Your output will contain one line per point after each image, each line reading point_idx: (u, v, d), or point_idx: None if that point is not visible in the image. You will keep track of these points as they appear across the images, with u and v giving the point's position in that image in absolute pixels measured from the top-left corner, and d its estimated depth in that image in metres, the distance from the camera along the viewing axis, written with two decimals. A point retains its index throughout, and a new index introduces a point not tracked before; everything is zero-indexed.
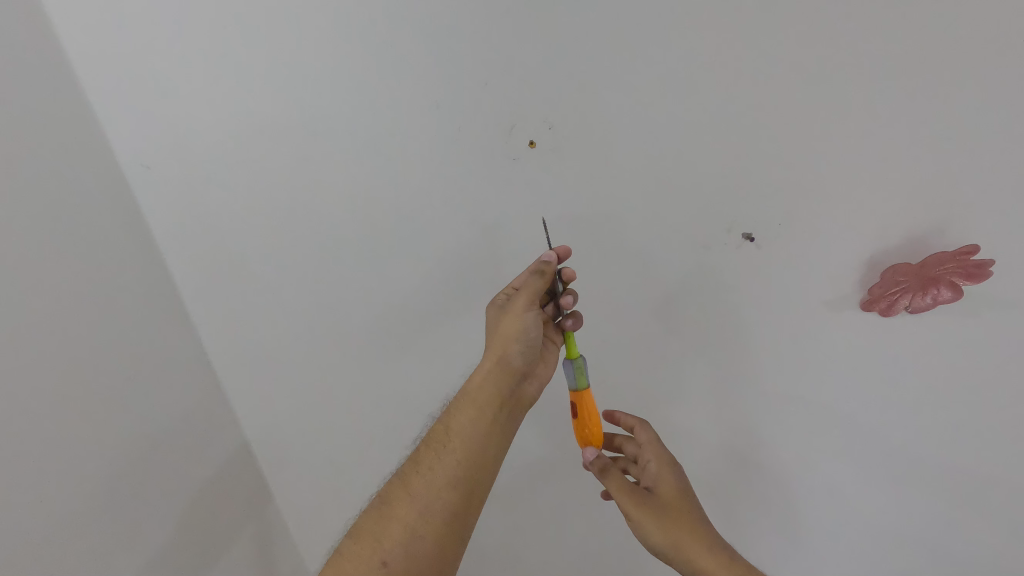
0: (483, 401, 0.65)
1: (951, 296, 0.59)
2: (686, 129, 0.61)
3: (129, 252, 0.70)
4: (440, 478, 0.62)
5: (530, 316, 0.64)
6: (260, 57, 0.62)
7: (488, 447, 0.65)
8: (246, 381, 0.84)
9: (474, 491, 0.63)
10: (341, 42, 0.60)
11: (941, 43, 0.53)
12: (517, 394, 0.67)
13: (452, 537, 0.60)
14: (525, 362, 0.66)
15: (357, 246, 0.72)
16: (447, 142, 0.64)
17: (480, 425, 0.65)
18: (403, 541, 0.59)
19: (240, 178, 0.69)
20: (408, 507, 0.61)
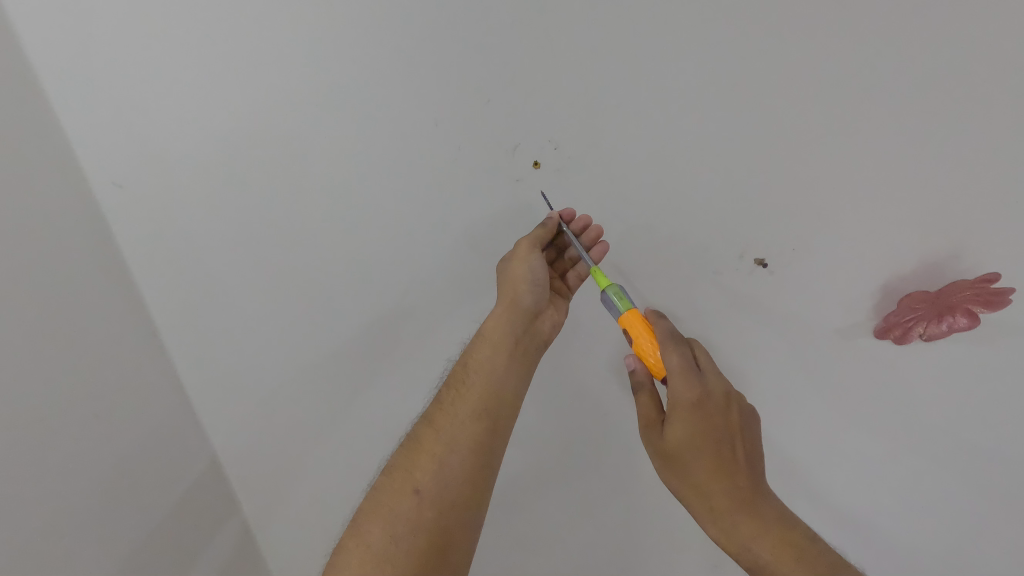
0: (498, 341, 0.63)
1: (967, 323, 0.57)
2: (698, 151, 0.58)
3: (102, 284, 0.65)
4: (462, 415, 0.61)
5: (537, 259, 0.61)
6: (244, 59, 0.56)
7: (507, 385, 0.63)
8: (226, 415, 0.78)
9: (498, 424, 0.61)
10: (333, 47, 0.56)
11: (967, 70, 0.51)
12: (531, 334, 0.64)
13: (482, 471, 0.59)
14: (539, 303, 0.63)
15: (349, 271, 0.67)
16: (447, 163, 0.61)
17: (498, 362, 0.63)
18: (433, 475, 0.57)
19: (222, 196, 0.63)
20: (435, 442, 0.60)
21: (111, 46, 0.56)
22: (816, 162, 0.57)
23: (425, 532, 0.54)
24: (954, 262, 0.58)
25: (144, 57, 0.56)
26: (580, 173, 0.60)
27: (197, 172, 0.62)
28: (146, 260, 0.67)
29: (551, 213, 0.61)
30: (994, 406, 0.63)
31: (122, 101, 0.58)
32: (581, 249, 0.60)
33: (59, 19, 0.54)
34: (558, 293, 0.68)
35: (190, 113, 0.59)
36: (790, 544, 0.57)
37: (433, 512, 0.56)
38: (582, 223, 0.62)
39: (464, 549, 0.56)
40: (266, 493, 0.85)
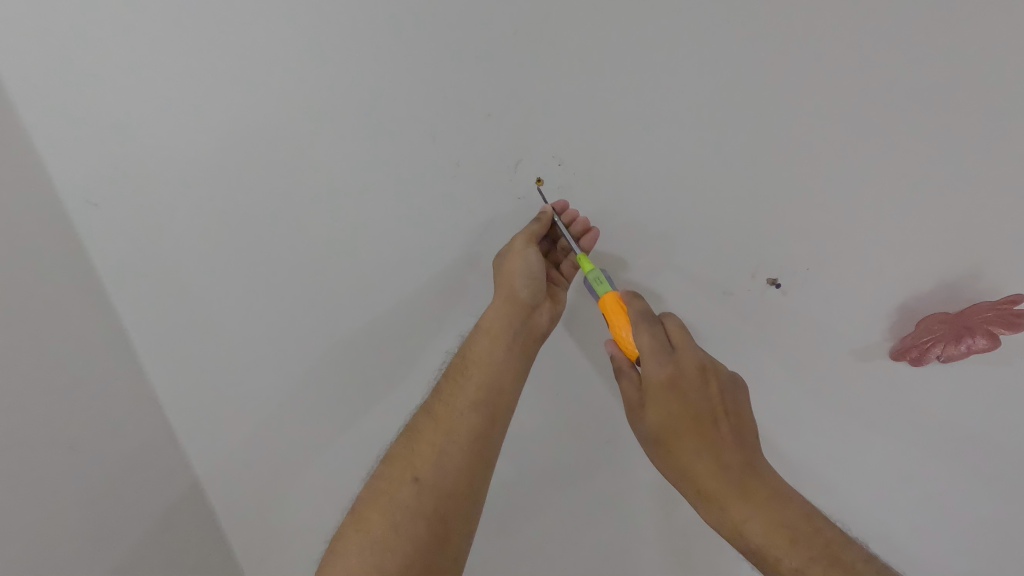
0: (496, 334, 0.60)
1: (987, 345, 0.54)
2: (712, 169, 0.55)
3: (80, 317, 0.60)
4: (462, 406, 0.59)
5: (533, 253, 0.57)
6: (226, 67, 0.53)
7: (508, 376, 0.60)
8: (212, 454, 0.74)
9: (497, 416, 0.59)
10: (322, 57, 0.53)
11: (993, 86, 0.49)
12: (531, 326, 0.61)
13: (483, 460, 0.57)
14: (538, 295, 0.60)
15: (345, 298, 0.64)
16: (447, 182, 0.58)
17: (498, 354, 0.60)
18: (432, 465, 0.55)
19: (207, 216, 0.59)
20: (433, 432, 0.58)
21: (81, 57, 0.52)
22: (833, 181, 0.54)
23: (425, 522, 0.52)
24: (976, 283, 0.56)
25: (117, 68, 0.53)
26: (586, 190, 0.58)
27: (180, 193, 0.58)
28: (127, 289, 0.63)
29: (546, 207, 0.58)
30: (1011, 423, 0.61)
31: (95, 116, 0.54)
32: (572, 239, 0.57)
33: (26, 28, 0.50)
34: (554, 284, 0.64)
35: (170, 128, 0.55)
36: (794, 534, 0.50)
37: (434, 502, 0.54)
38: (574, 218, 0.59)
39: (461, 541, 0.54)
40: (258, 535, 0.80)
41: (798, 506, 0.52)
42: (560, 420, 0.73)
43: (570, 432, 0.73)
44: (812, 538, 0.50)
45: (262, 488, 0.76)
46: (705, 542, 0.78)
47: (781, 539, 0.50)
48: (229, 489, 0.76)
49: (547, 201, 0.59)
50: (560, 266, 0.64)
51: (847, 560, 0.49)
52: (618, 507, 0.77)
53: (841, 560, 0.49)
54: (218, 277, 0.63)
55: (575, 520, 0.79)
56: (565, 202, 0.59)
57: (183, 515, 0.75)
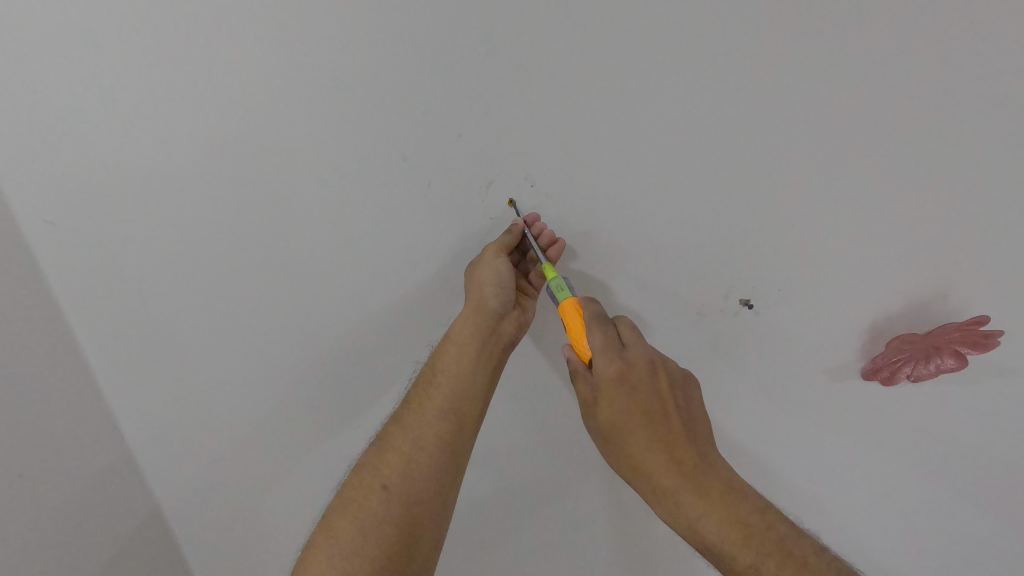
0: (466, 344, 0.58)
1: (954, 364, 0.55)
2: (684, 190, 0.55)
3: (35, 341, 0.58)
4: (431, 415, 0.57)
5: (502, 263, 0.56)
6: (186, 75, 0.51)
7: (478, 386, 0.58)
8: (178, 484, 0.71)
9: (467, 424, 0.58)
10: (287, 70, 0.51)
11: (954, 109, 0.49)
12: (500, 334, 0.60)
13: (451, 468, 0.55)
14: (508, 304, 0.59)
15: (316, 321, 0.62)
16: (418, 201, 0.57)
17: (467, 364, 0.58)
18: (400, 475, 0.54)
19: (172, 235, 0.58)
20: (401, 441, 0.56)
21: (33, 66, 0.50)
22: (803, 202, 0.55)
23: (395, 532, 0.51)
24: (945, 303, 0.57)
25: (71, 77, 0.50)
26: (558, 211, 0.58)
27: (143, 210, 0.56)
28: (85, 315, 0.61)
29: (517, 221, 0.58)
30: (981, 442, 0.62)
31: (51, 129, 0.52)
32: (537, 250, 0.56)
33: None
34: (524, 294, 0.63)
35: (131, 142, 0.54)
36: (750, 530, 0.48)
37: (405, 512, 0.52)
38: (546, 237, 0.58)
39: (431, 548, 0.52)
40: (225, 565, 0.77)
41: (751, 500, 0.50)
42: (535, 440, 0.72)
43: (546, 452, 0.73)
44: (767, 533, 0.48)
45: (232, 515, 0.74)
46: (682, 564, 0.78)
47: (736, 536, 0.48)
48: (197, 519, 0.74)
49: (519, 214, 0.58)
50: (528, 276, 0.63)
51: (799, 554, 0.47)
52: (594, 528, 0.77)
53: (794, 556, 0.47)
54: (186, 299, 0.61)
55: (550, 540, 0.78)
56: (537, 215, 0.58)
57: (147, 545, 0.72)
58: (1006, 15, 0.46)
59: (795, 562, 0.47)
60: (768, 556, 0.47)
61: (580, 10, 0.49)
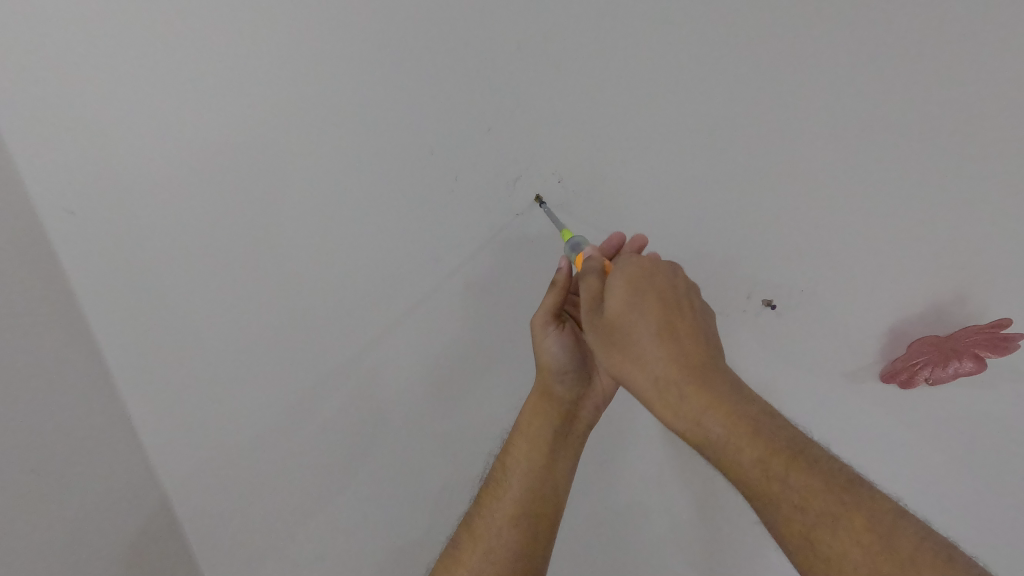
0: (534, 440, 0.60)
1: (973, 367, 0.56)
2: (711, 189, 0.55)
3: (53, 332, 0.57)
4: (500, 519, 0.57)
5: (552, 339, 0.58)
6: (216, 64, 0.51)
7: (553, 475, 0.59)
8: (191, 486, 0.69)
9: (541, 524, 0.57)
10: (316, 60, 0.51)
11: (976, 111, 0.50)
12: (571, 422, 0.61)
13: (525, 552, 0.55)
14: (573, 389, 0.61)
15: (336, 316, 0.62)
16: (445, 195, 0.56)
17: (537, 457, 0.59)
18: (472, 562, 0.55)
19: (193, 225, 0.57)
20: (476, 529, 0.57)
21: (61, 51, 0.50)
22: (828, 203, 0.55)
23: None
24: (964, 306, 0.57)
25: (100, 63, 0.51)
26: (585, 210, 0.57)
27: (167, 203, 0.56)
28: (101, 307, 0.60)
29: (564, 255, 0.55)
30: (997, 445, 0.62)
31: (76, 119, 0.52)
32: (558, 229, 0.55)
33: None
34: None
35: (159, 133, 0.53)
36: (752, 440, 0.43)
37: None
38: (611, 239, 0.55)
39: None
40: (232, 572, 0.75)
41: (756, 410, 0.44)
42: None
43: None
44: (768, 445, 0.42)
45: (244, 525, 0.72)
46: None
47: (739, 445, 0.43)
48: (210, 527, 0.72)
49: (544, 204, 0.57)
50: None
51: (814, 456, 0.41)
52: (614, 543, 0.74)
53: (806, 456, 0.41)
54: (206, 294, 0.60)
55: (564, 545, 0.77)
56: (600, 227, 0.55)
57: (157, 557, 0.69)
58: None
59: (789, 474, 0.40)
60: (763, 466, 0.41)
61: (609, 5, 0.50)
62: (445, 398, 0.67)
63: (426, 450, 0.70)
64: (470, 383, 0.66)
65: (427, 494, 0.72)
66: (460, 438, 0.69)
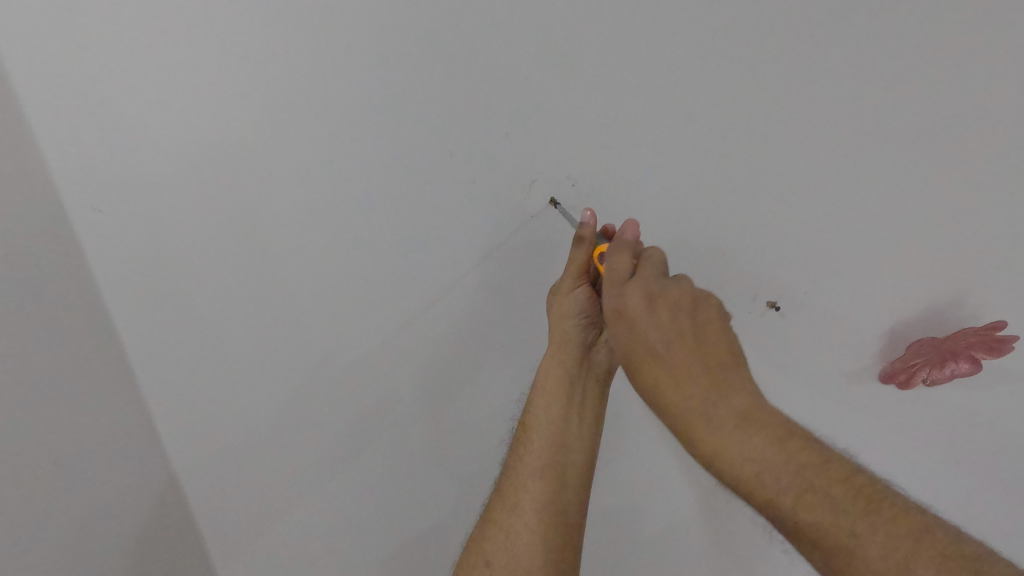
0: (552, 390, 0.61)
1: (970, 369, 0.58)
2: (718, 193, 0.58)
3: (72, 321, 0.58)
4: (529, 479, 0.59)
5: (579, 293, 0.58)
6: (240, 58, 0.52)
7: (581, 423, 0.62)
8: (202, 476, 0.70)
9: (567, 478, 0.60)
10: (339, 57, 0.53)
11: (966, 121, 0.53)
12: (586, 370, 0.62)
13: (564, 504, 0.59)
14: (590, 334, 0.61)
15: (351, 313, 0.63)
16: (461, 196, 0.58)
17: (558, 410, 0.61)
18: (516, 521, 0.58)
19: (216, 222, 0.58)
20: (513, 491, 0.60)
21: (86, 37, 0.51)
22: (832, 207, 0.57)
23: None
24: (961, 309, 0.59)
25: (124, 50, 0.52)
26: (598, 213, 0.59)
27: (188, 199, 0.57)
28: (123, 301, 0.61)
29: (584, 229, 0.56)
30: (991, 445, 0.64)
31: (100, 106, 0.53)
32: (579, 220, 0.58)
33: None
34: None
35: (187, 132, 0.55)
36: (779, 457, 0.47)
37: (533, 562, 0.56)
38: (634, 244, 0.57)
39: None
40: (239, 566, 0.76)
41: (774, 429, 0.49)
42: None
43: None
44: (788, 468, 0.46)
45: (252, 516, 0.73)
46: None
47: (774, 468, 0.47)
48: (220, 518, 0.73)
49: (558, 205, 0.59)
50: None
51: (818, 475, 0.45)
52: (618, 542, 0.76)
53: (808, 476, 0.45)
54: (225, 287, 0.61)
55: None
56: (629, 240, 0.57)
57: (165, 547, 0.70)
58: (1011, 34, 0.50)
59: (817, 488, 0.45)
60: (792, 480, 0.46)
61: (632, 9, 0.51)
62: (456, 394, 0.69)
63: (436, 447, 0.71)
64: (482, 380, 0.68)
65: (434, 489, 0.73)
66: (468, 434, 0.71)
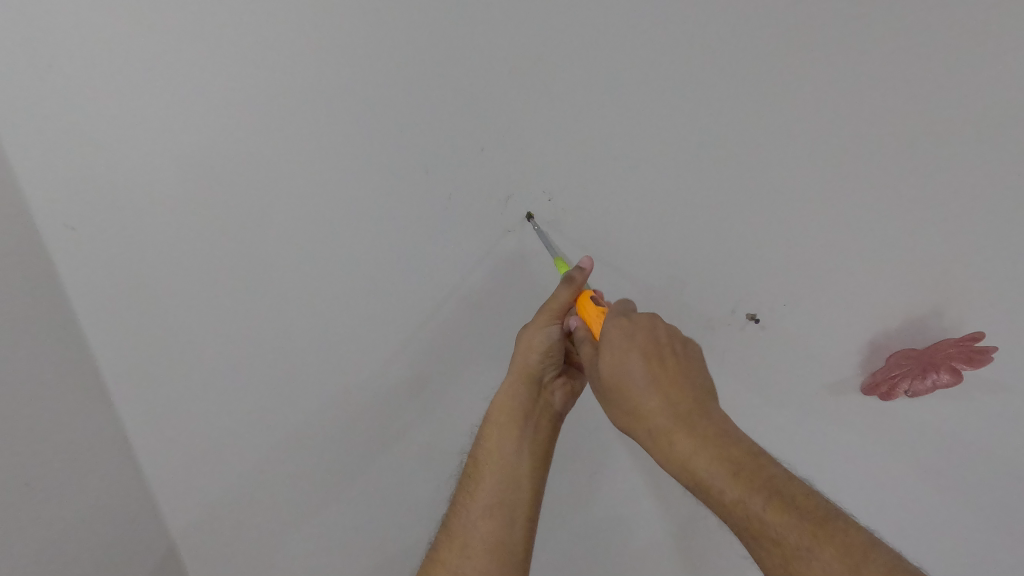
0: (505, 420, 0.61)
1: (950, 380, 0.58)
2: (697, 205, 0.57)
3: (46, 338, 0.57)
4: (478, 507, 0.59)
5: (553, 329, 0.57)
6: (212, 75, 0.52)
7: (532, 456, 0.61)
8: (181, 493, 0.70)
9: (519, 506, 0.59)
10: (314, 64, 0.52)
11: (941, 133, 0.53)
12: (541, 403, 0.62)
13: (514, 531, 0.58)
14: (550, 371, 0.61)
15: (327, 329, 0.63)
16: (438, 211, 0.58)
17: (508, 442, 0.61)
18: (463, 560, 0.56)
19: (190, 239, 0.58)
20: (463, 517, 0.59)
21: (55, 44, 0.50)
22: (808, 217, 0.57)
23: None
24: (941, 320, 0.59)
25: (91, 64, 0.51)
26: (576, 226, 0.59)
27: (161, 217, 0.57)
28: (98, 319, 0.60)
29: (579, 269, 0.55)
30: (975, 456, 0.64)
31: (69, 123, 0.52)
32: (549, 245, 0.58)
33: None
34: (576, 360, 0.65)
35: (160, 151, 0.54)
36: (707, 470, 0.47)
37: None
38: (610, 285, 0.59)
39: None
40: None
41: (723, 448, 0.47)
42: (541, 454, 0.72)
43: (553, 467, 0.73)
44: (793, 490, 0.43)
45: (234, 532, 0.72)
46: None
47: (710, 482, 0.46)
48: (201, 534, 0.72)
49: (534, 219, 0.59)
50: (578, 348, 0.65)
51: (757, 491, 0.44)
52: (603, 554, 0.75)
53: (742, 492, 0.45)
54: (202, 301, 0.61)
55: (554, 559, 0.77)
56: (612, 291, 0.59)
57: (142, 564, 0.69)
58: (983, 47, 0.50)
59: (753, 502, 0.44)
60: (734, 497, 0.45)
61: (607, 20, 0.51)
62: (436, 409, 0.68)
63: (418, 462, 0.71)
64: (462, 396, 0.67)
65: (417, 504, 0.73)
66: (450, 449, 0.70)
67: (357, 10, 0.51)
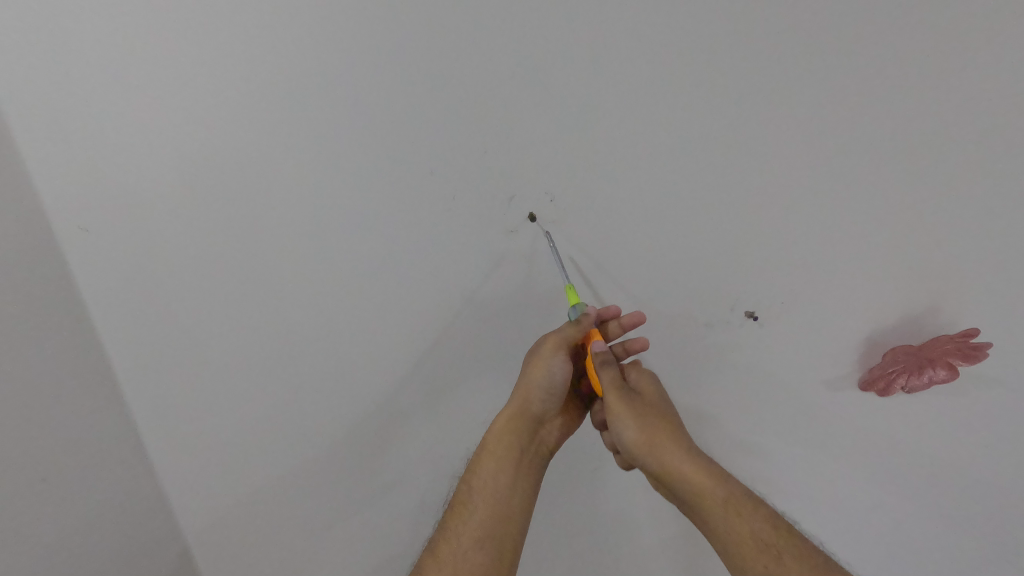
0: (500, 450, 0.64)
1: (947, 376, 0.59)
2: (695, 205, 0.59)
3: (60, 338, 0.59)
4: (469, 532, 0.61)
5: (558, 362, 0.63)
6: (223, 82, 0.53)
7: (523, 491, 0.64)
8: (191, 489, 0.71)
9: (508, 534, 0.62)
10: (322, 71, 0.54)
11: (935, 133, 0.54)
12: (535, 440, 0.67)
13: (504, 558, 0.60)
14: (546, 408, 0.67)
15: (334, 329, 0.64)
16: (442, 212, 0.59)
17: (503, 472, 0.64)
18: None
19: (201, 241, 0.59)
20: (452, 540, 0.61)
21: (74, 55, 0.51)
22: (805, 216, 0.58)
23: None
24: (936, 316, 0.60)
25: (107, 73, 0.52)
26: (577, 226, 0.60)
27: (174, 221, 0.58)
28: (111, 320, 0.62)
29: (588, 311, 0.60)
30: (972, 450, 0.65)
31: (86, 129, 0.54)
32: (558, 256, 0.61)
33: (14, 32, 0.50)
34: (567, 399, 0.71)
35: (173, 156, 0.56)
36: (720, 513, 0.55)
37: None
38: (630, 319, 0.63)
39: None
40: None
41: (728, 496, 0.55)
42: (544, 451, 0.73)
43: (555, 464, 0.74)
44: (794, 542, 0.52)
45: (244, 527, 0.74)
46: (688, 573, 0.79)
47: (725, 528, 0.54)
48: (211, 530, 0.74)
49: (536, 220, 0.60)
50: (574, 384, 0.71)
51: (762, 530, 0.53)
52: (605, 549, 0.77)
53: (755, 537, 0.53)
54: (213, 302, 0.62)
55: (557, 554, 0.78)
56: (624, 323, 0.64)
57: (154, 559, 0.71)
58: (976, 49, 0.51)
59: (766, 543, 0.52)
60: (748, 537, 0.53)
61: (606, 25, 0.52)
62: (441, 407, 0.69)
63: (423, 459, 0.72)
64: (466, 394, 0.69)
65: (422, 501, 0.74)
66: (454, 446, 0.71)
67: (364, 18, 0.52)
